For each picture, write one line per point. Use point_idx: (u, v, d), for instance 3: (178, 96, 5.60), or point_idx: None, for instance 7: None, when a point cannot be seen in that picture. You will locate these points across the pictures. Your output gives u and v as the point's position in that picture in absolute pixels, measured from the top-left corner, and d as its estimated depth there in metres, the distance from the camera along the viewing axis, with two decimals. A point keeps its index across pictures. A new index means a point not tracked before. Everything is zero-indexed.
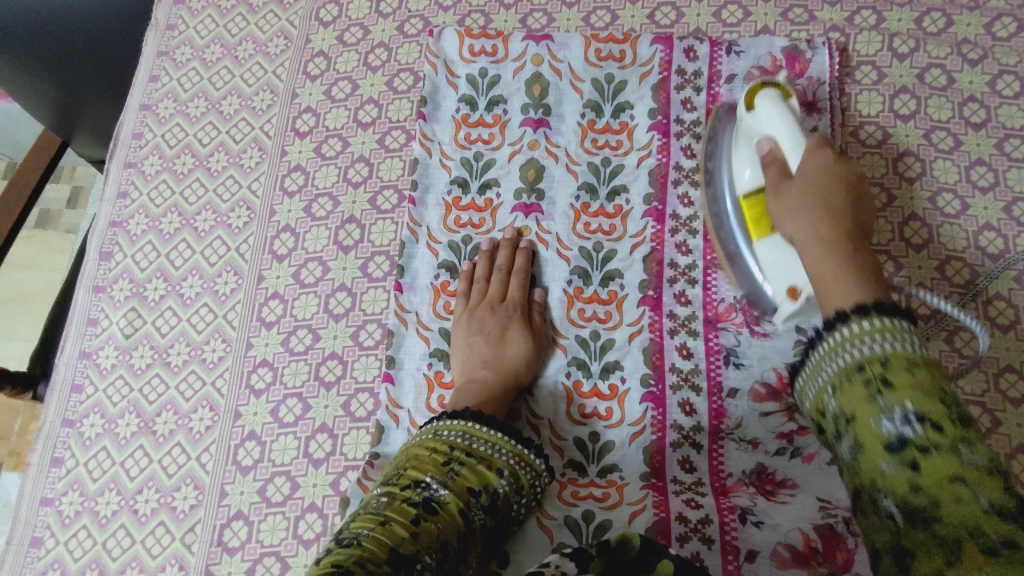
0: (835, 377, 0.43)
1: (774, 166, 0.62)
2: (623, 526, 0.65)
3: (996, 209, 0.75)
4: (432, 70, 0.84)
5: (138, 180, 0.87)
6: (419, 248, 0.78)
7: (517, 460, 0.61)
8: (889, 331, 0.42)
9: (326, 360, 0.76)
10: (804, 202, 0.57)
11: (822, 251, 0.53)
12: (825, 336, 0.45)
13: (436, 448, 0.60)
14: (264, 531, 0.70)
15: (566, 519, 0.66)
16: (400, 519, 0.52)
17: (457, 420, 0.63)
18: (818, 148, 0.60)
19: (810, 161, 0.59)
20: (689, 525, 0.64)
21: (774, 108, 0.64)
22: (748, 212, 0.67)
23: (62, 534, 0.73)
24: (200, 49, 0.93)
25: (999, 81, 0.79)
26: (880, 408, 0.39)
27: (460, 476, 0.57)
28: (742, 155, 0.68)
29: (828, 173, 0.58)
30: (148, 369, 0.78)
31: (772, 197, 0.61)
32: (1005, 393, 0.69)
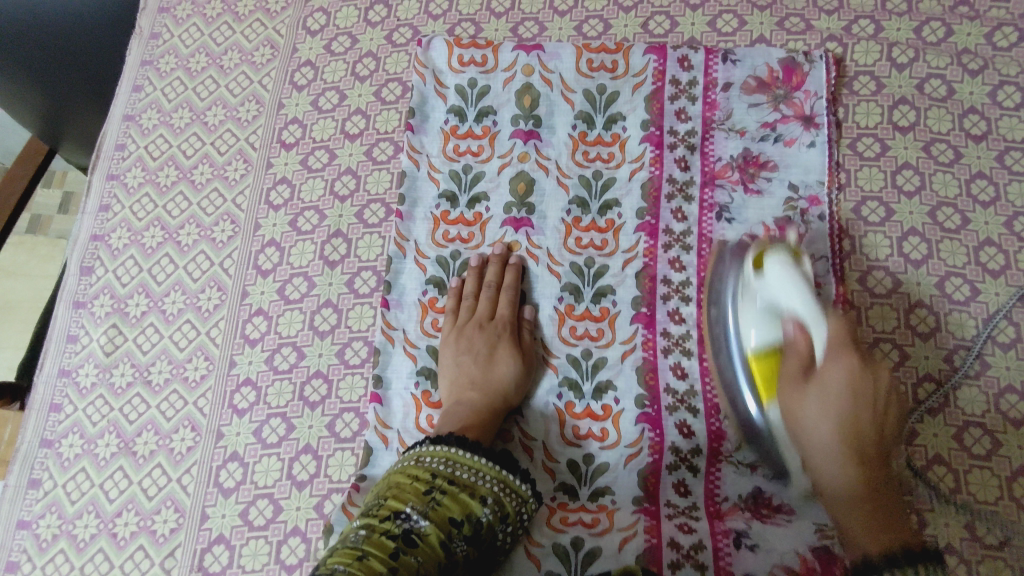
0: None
1: (797, 354, 0.60)
2: (613, 553, 0.64)
3: (997, 224, 0.73)
4: (420, 80, 0.82)
5: (120, 193, 0.85)
6: (407, 263, 0.76)
7: (502, 487, 0.60)
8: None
9: (310, 379, 0.74)
10: (825, 425, 0.56)
11: (850, 500, 0.55)
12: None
13: (418, 475, 0.58)
14: (246, 555, 0.68)
15: (554, 547, 0.65)
16: (378, 553, 0.51)
17: (441, 447, 0.61)
18: (844, 347, 0.58)
19: (835, 365, 0.57)
20: (682, 551, 0.63)
21: (790, 278, 0.61)
22: (758, 372, 0.63)
23: (39, 559, 0.71)
24: (184, 58, 0.91)
25: (1000, 92, 0.77)
26: None
27: (441, 505, 0.56)
28: (751, 313, 0.64)
29: (850, 389, 0.56)
30: (129, 387, 0.76)
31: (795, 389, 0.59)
32: (1006, 414, 0.67)
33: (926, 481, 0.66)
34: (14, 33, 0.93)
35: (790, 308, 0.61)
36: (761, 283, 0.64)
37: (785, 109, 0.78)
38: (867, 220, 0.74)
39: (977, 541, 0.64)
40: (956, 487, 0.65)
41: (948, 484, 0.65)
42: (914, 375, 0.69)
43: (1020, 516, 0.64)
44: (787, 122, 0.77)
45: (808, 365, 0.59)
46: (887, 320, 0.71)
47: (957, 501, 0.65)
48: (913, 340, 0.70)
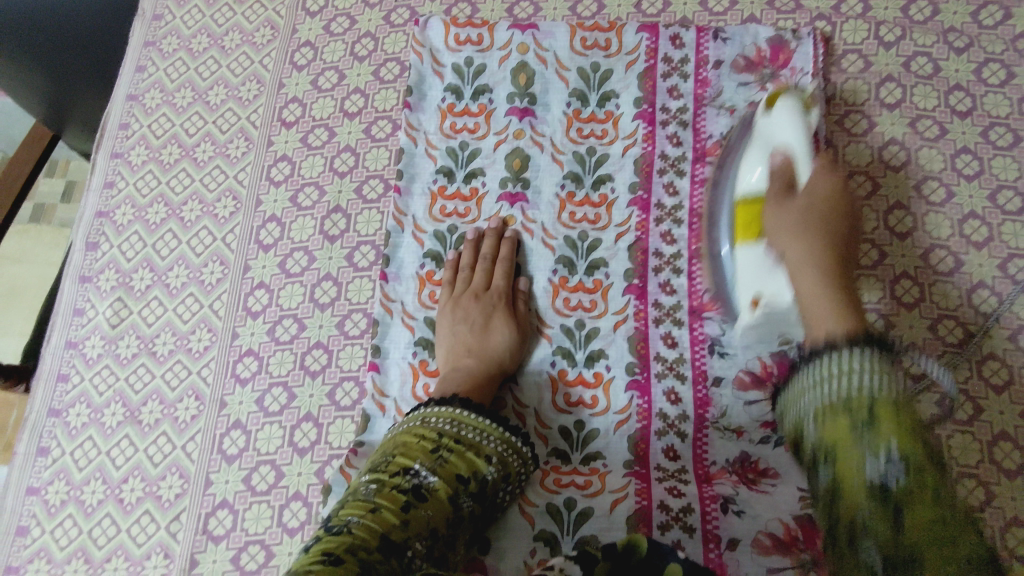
0: (815, 411, 0.44)
1: (780, 178, 0.61)
2: (604, 514, 0.65)
3: (981, 198, 0.75)
4: (417, 59, 0.84)
5: (124, 171, 0.87)
6: (405, 238, 0.78)
7: (505, 447, 0.62)
8: (879, 370, 0.42)
9: (311, 349, 0.76)
10: (800, 228, 0.56)
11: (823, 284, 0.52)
12: (814, 365, 0.46)
13: (425, 434, 0.60)
14: (249, 519, 0.70)
15: (548, 507, 0.67)
16: (391, 506, 0.53)
17: (445, 408, 0.63)
18: (827, 172, 0.59)
19: (818, 181, 0.59)
20: (671, 513, 0.65)
21: (791, 115, 0.63)
22: (740, 214, 0.65)
23: (48, 523, 0.73)
24: (186, 39, 0.92)
25: (985, 69, 0.79)
26: (867, 450, 0.40)
27: (449, 462, 0.58)
28: (751, 154, 0.66)
29: (832, 197, 0.58)
30: (134, 358, 0.78)
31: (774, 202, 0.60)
32: (988, 381, 0.69)
33: None
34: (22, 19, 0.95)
35: (784, 145, 0.63)
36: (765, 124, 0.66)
37: (773, 87, 0.79)
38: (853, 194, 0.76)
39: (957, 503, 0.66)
40: None
41: None
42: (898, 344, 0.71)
43: (1000, 479, 0.66)
44: None
45: (789, 185, 0.60)
46: (872, 291, 0.73)
47: None
48: (898, 310, 0.72)
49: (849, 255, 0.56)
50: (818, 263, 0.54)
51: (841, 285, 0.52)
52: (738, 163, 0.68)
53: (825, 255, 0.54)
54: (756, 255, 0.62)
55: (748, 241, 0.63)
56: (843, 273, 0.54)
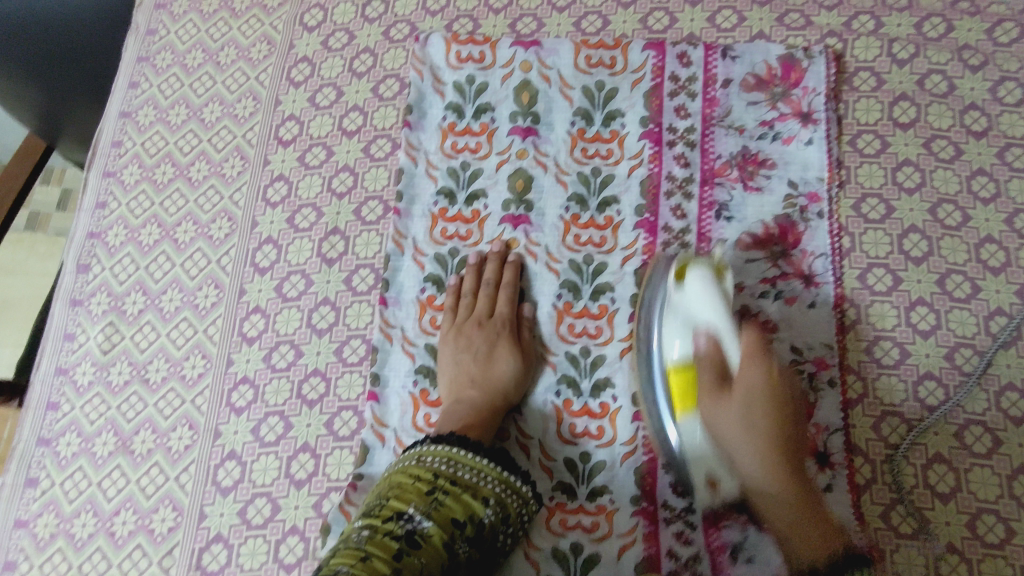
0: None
1: (713, 369, 0.61)
2: (612, 561, 0.64)
3: (998, 221, 0.73)
4: (418, 77, 0.82)
5: (116, 190, 0.85)
6: (404, 261, 0.76)
7: (503, 488, 0.60)
8: None
9: (308, 377, 0.74)
10: (748, 439, 0.58)
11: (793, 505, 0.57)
12: None
13: (420, 475, 0.58)
14: (244, 555, 0.68)
15: (554, 551, 0.65)
16: (382, 554, 0.51)
17: (442, 446, 0.61)
18: (755, 356, 0.59)
19: (750, 374, 0.59)
20: (679, 561, 0.64)
21: (706, 293, 0.61)
22: (675, 386, 0.63)
23: (36, 558, 0.71)
24: (181, 54, 0.90)
25: (1001, 88, 0.77)
26: None
27: (444, 506, 0.56)
28: (673, 326, 0.64)
29: (768, 392, 0.59)
30: (126, 386, 0.76)
31: (715, 405, 0.60)
32: (1007, 412, 0.67)
33: (926, 480, 0.65)
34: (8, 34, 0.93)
35: (706, 322, 0.61)
36: (682, 296, 0.63)
37: (783, 107, 0.77)
38: (867, 217, 0.74)
39: (977, 540, 0.63)
40: (956, 485, 0.65)
41: (948, 482, 0.65)
42: (914, 373, 0.69)
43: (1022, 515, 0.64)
44: (785, 120, 0.77)
45: (723, 375, 0.61)
46: (887, 318, 0.70)
47: (959, 499, 0.65)
48: (914, 338, 0.70)
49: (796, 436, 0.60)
50: (777, 474, 0.58)
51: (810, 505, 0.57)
52: (659, 322, 0.66)
53: (780, 461, 0.58)
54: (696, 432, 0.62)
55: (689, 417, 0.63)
56: (794, 460, 0.59)
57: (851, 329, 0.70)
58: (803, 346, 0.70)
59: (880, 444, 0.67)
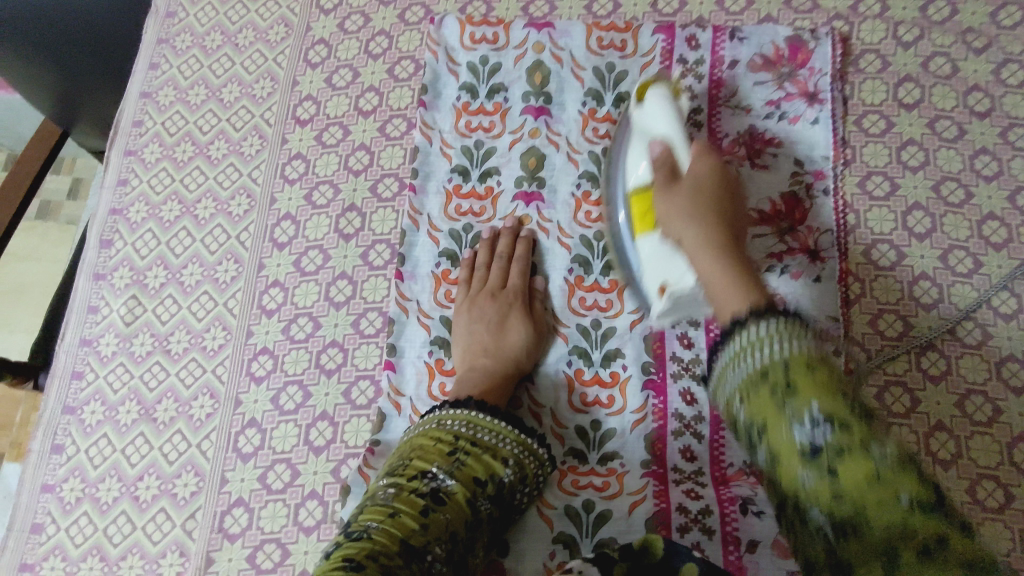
0: (739, 386, 0.43)
1: (664, 168, 0.63)
2: (623, 516, 0.66)
3: (1000, 199, 0.74)
4: (433, 57, 0.84)
5: (138, 168, 0.87)
6: (420, 237, 0.78)
7: (522, 449, 0.62)
8: (789, 334, 0.42)
9: (326, 348, 0.76)
10: (689, 215, 0.59)
11: (723, 262, 0.54)
12: (728, 344, 0.46)
13: (441, 437, 0.60)
14: (265, 518, 0.70)
15: (566, 509, 0.67)
16: (409, 511, 0.54)
17: (461, 410, 0.63)
18: (705, 155, 0.63)
19: (699, 166, 0.62)
20: (690, 515, 0.65)
21: (664, 107, 0.67)
22: (637, 206, 0.67)
23: (63, 521, 0.73)
24: (200, 36, 0.92)
25: (1004, 70, 0.79)
26: (789, 415, 0.39)
27: (465, 466, 0.58)
28: (635, 150, 0.69)
29: (714, 178, 0.62)
30: (149, 356, 0.78)
31: (664, 195, 0.61)
32: (1007, 382, 0.69)
33: (927, 447, 0.67)
34: (24, 23, 0.95)
35: (663, 134, 0.66)
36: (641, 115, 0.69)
37: (789, 87, 0.79)
38: (871, 194, 0.76)
39: (977, 504, 0.65)
40: (957, 452, 0.67)
41: (950, 449, 0.67)
42: (916, 345, 0.70)
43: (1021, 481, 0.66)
44: (791, 100, 0.79)
45: (673, 174, 0.63)
46: (890, 292, 0.72)
47: (959, 466, 0.67)
48: (916, 311, 0.72)
49: (737, 234, 0.59)
50: (712, 243, 0.57)
51: (744, 267, 0.53)
52: (625, 157, 0.71)
53: (721, 232, 0.58)
54: (654, 243, 0.65)
55: (646, 233, 0.66)
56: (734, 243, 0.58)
57: (855, 302, 0.72)
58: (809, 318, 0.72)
59: (883, 413, 0.69)
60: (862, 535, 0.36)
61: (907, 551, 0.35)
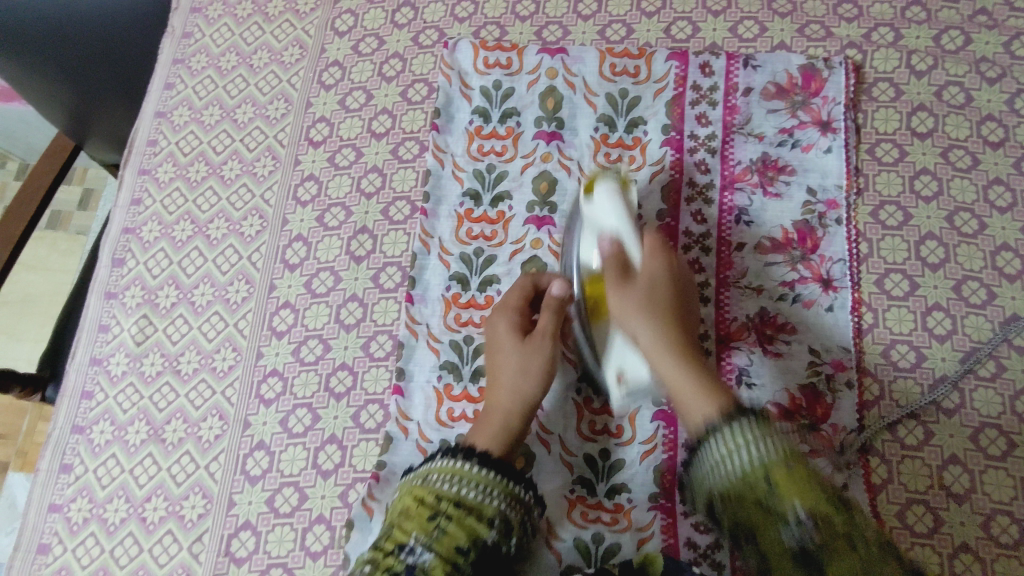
0: (724, 488, 0.53)
1: (615, 262, 0.66)
2: (632, 551, 0.66)
3: (1014, 230, 0.74)
4: (446, 81, 0.84)
5: (152, 187, 0.87)
6: (430, 260, 0.78)
7: (508, 503, 0.62)
8: (763, 440, 0.51)
9: (336, 371, 0.76)
10: (649, 313, 0.63)
11: (687, 362, 0.61)
12: (707, 446, 0.55)
13: (424, 499, 0.61)
14: (271, 542, 0.70)
15: (575, 543, 0.67)
16: None
17: (448, 462, 0.64)
18: (656, 252, 0.66)
19: (651, 262, 0.65)
20: (698, 549, 0.65)
21: (612, 200, 0.67)
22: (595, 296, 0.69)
23: (70, 541, 0.73)
24: (216, 57, 0.93)
25: (1017, 100, 0.79)
26: (779, 522, 0.48)
27: (446, 535, 0.59)
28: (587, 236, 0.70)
29: (666, 280, 0.65)
30: (159, 376, 0.78)
31: (619, 292, 0.64)
32: (1021, 416, 0.68)
33: (941, 481, 0.67)
34: (40, 42, 0.96)
35: (613, 227, 0.67)
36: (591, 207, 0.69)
37: (802, 115, 0.79)
38: (884, 224, 0.75)
39: (991, 540, 0.65)
40: (971, 487, 0.66)
41: (963, 484, 0.66)
42: (930, 377, 0.70)
43: None
44: (804, 128, 0.79)
45: (627, 268, 0.66)
46: (904, 322, 0.72)
47: (973, 501, 0.66)
48: (930, 343, 0.71)
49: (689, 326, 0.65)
50: (674, 350, 0.62)
51: (702, 364, 0.61)
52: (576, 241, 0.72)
53: (677, 335, 0.63)
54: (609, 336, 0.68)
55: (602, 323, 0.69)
56: (687, 342, 0.63)
57: (868, 332, 0.72)
58: (820, 348, 0.71)
59: (896, 446, 0.68)
60: None
61: None
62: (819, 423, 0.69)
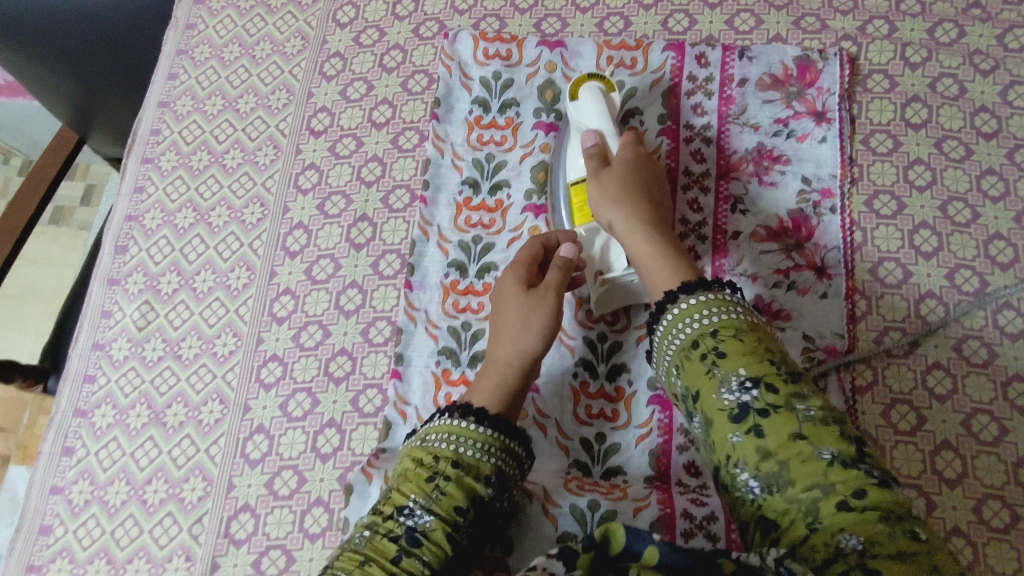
0: (675, 357, 0.57)
1: (595, 154, 0.71)
2: (628, 520, 0.63)
3: (1007, 219, 0.75)
4: (446, 72, 0.85)
5: (154, 175, 0.88)
6: (429, 247, 0.79)
7: (506, 460, 0.60)
8: (716, 312, 0.56)
9: (335, 356, 0.76)
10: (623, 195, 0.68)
11: (654, 234, 0.66)
12: (662, 321, 0.59)
13: (422, 459, 0.59)
14: (270, 524, 0.71)
15: (570, 508, 0.63)
16: (381, 559, 0.52)
17: (445, 421, 0.62)
18: (631, 145, 0.72)
19: (626, 154, 0.71)
20: (694, 522, 0.64)
21: (595, 100, 0.73)
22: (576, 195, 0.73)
23: (71, 522, 0.73)
24: (218, 48, 0.94)
25: (1011, 92, 0.79)
26: (720, 382, 0.52)
27: (445, 495, 0.56)
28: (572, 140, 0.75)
29: (638, 168, 0.71)
30: (160, 361, 0.79)
31: (597, 180, 0.70)
32: (1013, 402, 0.69)
33: (933, 466, 0.67)
34: (44, 33, 0.97)
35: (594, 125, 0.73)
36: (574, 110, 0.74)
37: (798, 106, 0.80)
38: (879, 213, 0.76)
39: (983, 524, 0.65)
40: (963, 471, 0.67)
41: (955, 468, 0.67)
42: (923, 363, 0.71)
43: None
44: (800, 118, 0.80)
45: (605, 161, 0.71)
46: (897, 310, 0.73)
47: (965, 485, 0.66)
48: (923, 329, 0.72)
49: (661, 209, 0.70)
50: (644, 225, 0.67)
51: (666, 237, 0.66)
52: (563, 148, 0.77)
53: (648, 212, 0.68)
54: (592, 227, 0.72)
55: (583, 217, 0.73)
56: (656, 219, 0.68)
57: (861, 319, 0.73)
58: (815, 335, 0.72)
59: (890, 431, 0.69)
60: (786, 489, 0.47)
61: (827, 501, 0.45)
62: None
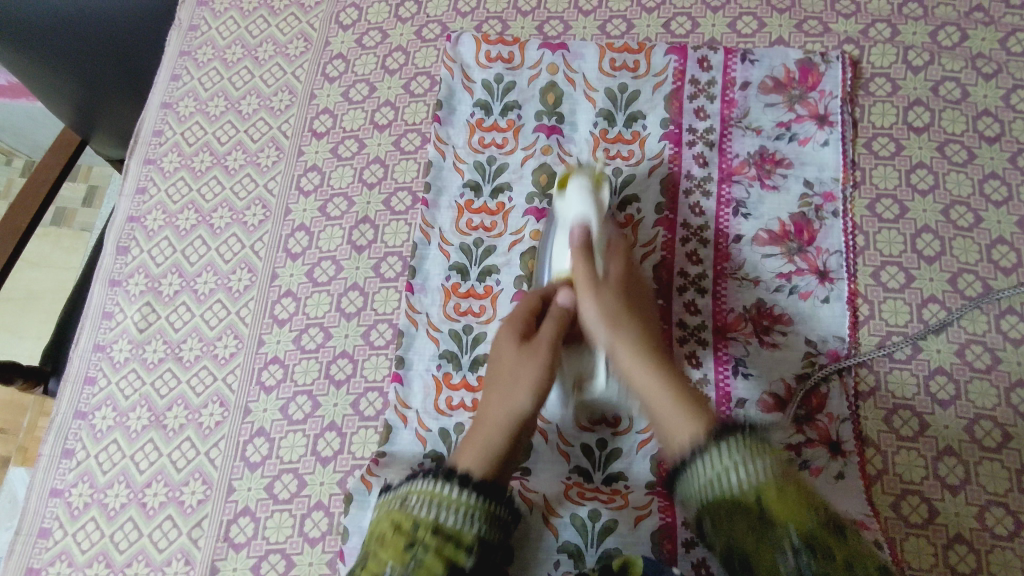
0: (716, 506, 0.52)
1: (585, 263, 0.67)
2: (628, 530, 0.65)
3: (1009, 223, 0.75)
4: (448, 74, 0.85)
5: (156, 177, 0.88)
6: (431, 250, 0.79)
7: (488, 524, 0.58)
8: (750, 459, 0.51)
9: (336, 358, 0.76)
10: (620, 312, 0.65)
11: (652, 357, 0.63)
12: (698, 463, 0.54)
13: (401, 525, 0.57)
14: (270, 527, 0.70)
15: (571, 519, 0.66)
16: None
17: (428, 483, 0.59)
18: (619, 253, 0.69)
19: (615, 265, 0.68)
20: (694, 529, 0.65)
21: (583, 194, 0.69)
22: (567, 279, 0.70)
23: (71, 525, 0.73)
24: (221, 49, 0.94)
25: (1013, 95, 0.79)
26: (775, 546, 0.47)
27: (422, 566, 0.55)
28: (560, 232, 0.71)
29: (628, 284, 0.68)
30: (161, 363, 0.79)
31: (592, 293, 0.66)
32: (1016, 408, 0.68)
33: (936, 472, 0.67)
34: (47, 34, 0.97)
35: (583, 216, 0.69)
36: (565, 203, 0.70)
37: (800, 109, 0.80)
38: (881, 217, 0.76)
39: (986, 531, 0.65)
40: (966, 477, 0.67)
41: (958, 475, 0.67)
42: (926, 368, 0.70)
43: None
44: (802, 122, 0.79)
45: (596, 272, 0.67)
46: (900, 314, 0.72)
47: (968, 492, 0.66)
48: (926, 334, 0.71)
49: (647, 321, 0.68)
50: (640, 346, 0.64)
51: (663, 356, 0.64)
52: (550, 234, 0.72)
53: (642, 331, 0.65)
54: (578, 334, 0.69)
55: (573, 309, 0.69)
56: (649, 335, 0.66)
57: (864, 324, 0.72)
58: (817, 340, 0.72)
59: (891, 436, 0.68)
60: None
61: None
62: (815, 414, 0.69)
